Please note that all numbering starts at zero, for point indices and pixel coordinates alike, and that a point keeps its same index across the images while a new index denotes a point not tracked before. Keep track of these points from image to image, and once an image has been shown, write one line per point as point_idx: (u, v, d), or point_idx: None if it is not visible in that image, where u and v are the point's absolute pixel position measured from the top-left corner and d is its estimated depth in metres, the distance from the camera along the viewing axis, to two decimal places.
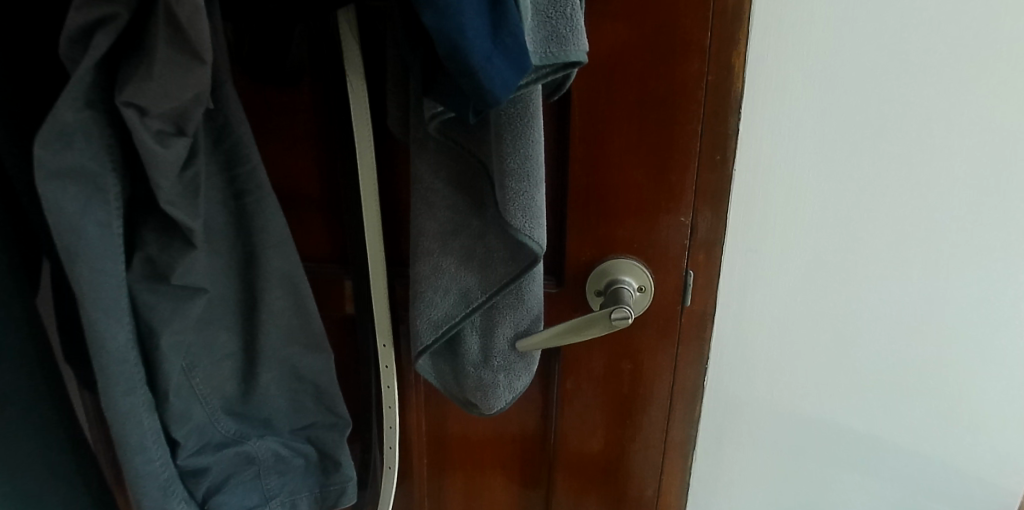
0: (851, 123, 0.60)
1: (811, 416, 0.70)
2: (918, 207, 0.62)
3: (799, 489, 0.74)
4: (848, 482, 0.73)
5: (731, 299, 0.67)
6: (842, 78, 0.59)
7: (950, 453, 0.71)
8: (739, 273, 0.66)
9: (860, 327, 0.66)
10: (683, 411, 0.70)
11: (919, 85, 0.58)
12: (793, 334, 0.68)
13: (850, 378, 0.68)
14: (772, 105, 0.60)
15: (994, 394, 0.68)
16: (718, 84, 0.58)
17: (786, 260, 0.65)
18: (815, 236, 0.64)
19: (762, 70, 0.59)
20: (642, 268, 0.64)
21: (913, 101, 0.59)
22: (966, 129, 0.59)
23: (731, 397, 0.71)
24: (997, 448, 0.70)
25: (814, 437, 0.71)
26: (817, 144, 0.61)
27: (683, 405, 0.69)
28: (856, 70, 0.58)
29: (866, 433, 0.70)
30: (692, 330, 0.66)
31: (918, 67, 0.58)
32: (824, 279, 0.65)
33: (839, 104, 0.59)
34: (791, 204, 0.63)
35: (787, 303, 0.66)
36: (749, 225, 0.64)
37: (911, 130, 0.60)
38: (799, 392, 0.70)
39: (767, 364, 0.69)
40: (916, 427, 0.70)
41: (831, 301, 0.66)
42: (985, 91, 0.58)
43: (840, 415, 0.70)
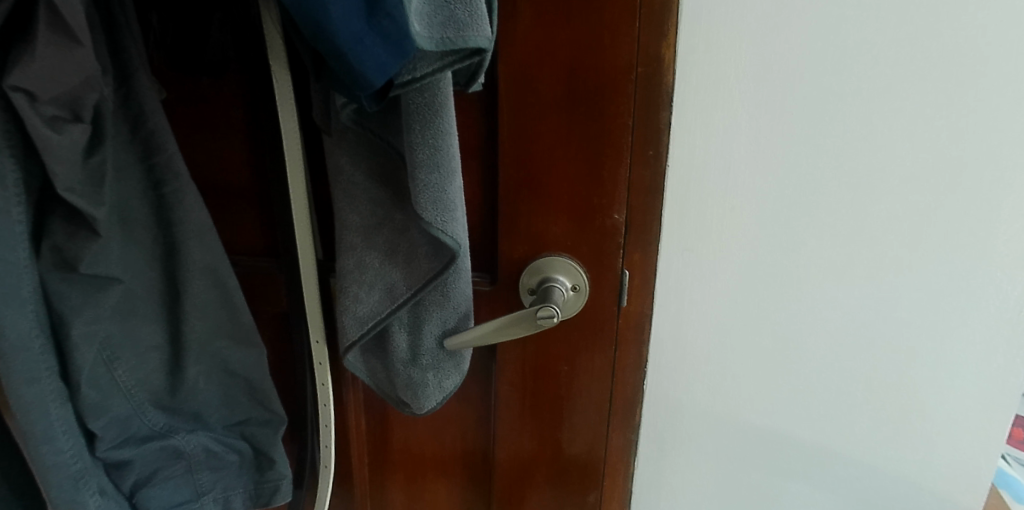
0: (787, 118, 0.57)
1: (755, 423, 0.68)
2: (862, 207, 0.59)
3: (745, 499, 0.72)
4: (794, 492, 0.71)
5: (670, 301, 0.65)
6: (777, 72, 0.56)
7: (899, 464, 0.68)
8: (677, 274, 0.64)
9: (802, 332, 0.64)
10: (623, 414, 0.67)
11: (858, 80, 0.56)
12: (734, 338, 0.65)
13: (793, 385, 0.66)
14: (707, 100, 0.58)
15: (946, 404, 0.65)
16: (649, 76, 0.56)
17: (724, 262, 0.63)
18: (753, 237, 0.61)
19: (695, 62, 0.57)
20: (577, 267, 0.62)
21: (851, 96, 0.56)
22: (911, 125, 0.56)
23: (674, 402, 0.69)
24: (948, 460, 0.67)
25: (759, 446, 0.69)
26: (752, 140, 0.59)
27: (623, 409, 0.67)
28: (792, 63, 0.56)
29: (811, 442, 0.68)
30: (630, 331, 0.64)
31: (856, 61, 0.55)
32: (764, 282, 0.63)
33: (774, 98, 0.57)
34: (726, 203, 0.61)
35: (726, 306, 0.64)
36: (686, 225, 0.62)
37: (851, 127, 0.57)
38: (741, 397, 0.67)
39: (708, 369, 0.67)
40: (862, 437, 0.67)
41: (772, 304, 0.63)
42: (930, 86, 0.55)
43: (785, 423, 0.68)
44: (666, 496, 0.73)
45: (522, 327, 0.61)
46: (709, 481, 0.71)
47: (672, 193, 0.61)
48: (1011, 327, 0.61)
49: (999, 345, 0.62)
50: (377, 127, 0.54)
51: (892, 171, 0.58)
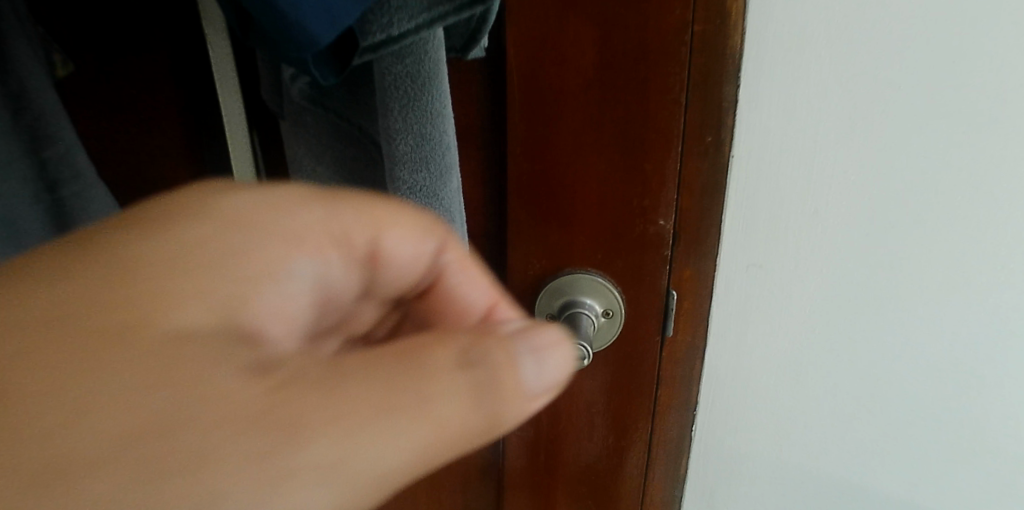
0: (894, 93, 0.42)
1: (830, 486, 0.54)
2: (994, 215, 0.44)
3: None
4: None
5: (728, 332, 0.50)
6: (886, 30, 0.41)
7: None
8: (739, 296, 0.49)
9: (897, 368, 0.50)
10: (662, 470, 0.53)
11: (1000, 41, 0.40)
12: (812, 377, 0.50)
13: (880, 432, 0.52)
14: (785, 68, 0.43)
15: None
16: (710, 37, 0.42)
17: (801, 283, 0.48)
18: (840, 252, 0.47)
19: (774, 16, 0.42)
20: (611, 287, 0.48)
21: (987, 63, 0.41)
22: None
23: (727, 465, 0.53)
24: None
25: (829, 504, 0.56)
26: (847, 122, 0.43)
27: (663, 463, 0.53)
28: (909, 18, 0.40)
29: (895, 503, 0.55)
30: (676, 369, 0.50)
31: (998, 14, 0.40)
32: (851, 310, 0.48)
33: (883, 65, 0.42)
34: (808, 207, 0.46)
35: (803, 336, 0.49)
36: (752, 235, 0.47)
37: (984, 105, 0.42)
38: (816, 449, 0.53)
39: (774, 413, 0.52)
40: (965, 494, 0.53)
41: (860, 338, 0.49)
42: None
43: (866, 483, 0.54)
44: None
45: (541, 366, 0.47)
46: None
47: (736, 194, 0.46)
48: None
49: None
50: (344, 107, 0.40)
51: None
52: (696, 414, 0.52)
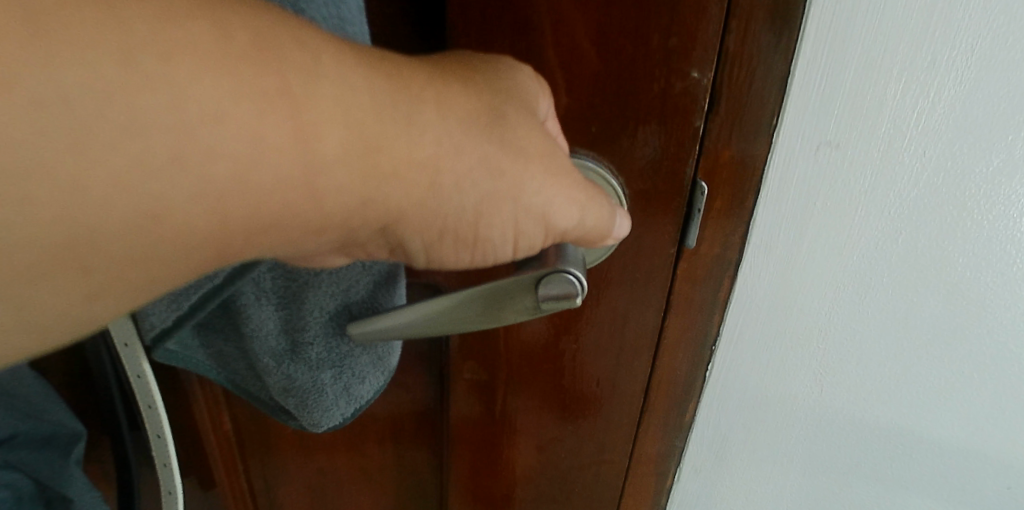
0: None
1: (877, 453, 0.41)
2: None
3: None
4: None
5: (776, 250, 0.33)
6: None
7: None
8: (797, 188, 0.32)
9: (1006, 299, 0.35)
10: (664, 422, 0.39)
11: None
12: (883, 311, 0.35)
13: (965, 384, 0.38)
14: None
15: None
16: None
17: (891, 175, 0.32)
18: (959, 123, 0.30)
19: None
20: (609, 175, 0.31)
21: None
22: None
23: (747, 422, 0.40)
24: None
25: (873, 482, 0.43)
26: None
27: (664, 415, 0.39)
28: None
29: (953, 478, 0.42)
30: (695, 297, 0.34)
31: None
32: (959, 217, 0.32)
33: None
34: (928, 53, 0.29)
35: (881, 252, 0.33)
36: (834, 97, 0.30)
37: None
38: (872, 402, 0.38)
39: (826, 359, 0.37)
40: None
41: (962, 260, 0.34)
42: None
43: (925, 455, 0.41)
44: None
45: (512, 311, 0.29)
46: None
47: (827, 31, 0.28)
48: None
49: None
50: None
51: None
52: (717, 348, 0.37)
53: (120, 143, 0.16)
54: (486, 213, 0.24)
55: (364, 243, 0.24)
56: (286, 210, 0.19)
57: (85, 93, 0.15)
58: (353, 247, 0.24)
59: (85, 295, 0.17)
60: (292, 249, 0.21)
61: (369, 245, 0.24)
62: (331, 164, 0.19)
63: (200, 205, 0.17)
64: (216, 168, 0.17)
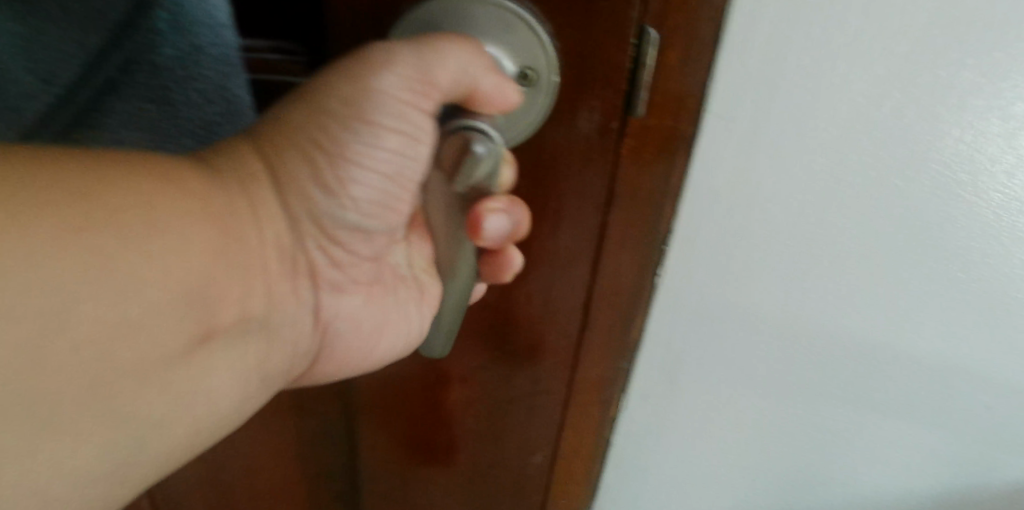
0: None
1: (851, 362, 0.36)
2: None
3: (780, 462, 0.42)
4: (875, 441, 0.41)
5: (739, 120, 0.28)
6: None
7: None
8: (766, 36, 0.25)
9: (1000, 181, 0.30)
10: (609, 339, 0.33)
11: None
12: (858, 198, 0.30)
13: (943, 283, 0.33)
14: None
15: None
16: None
17: (880, 20, 0.25)
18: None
19: None
20: (530, 22, 0.24)
21: None
22: None
23: (707, 333, 0.34)
24: None
25: (846, 398, 0.38)
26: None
27: (609, 331, 0.33)
28: None
29: (924, 394, 0.38)
30: (643, 186, 0.28)
31: None
32: (960, 73, 0.26)
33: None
34: None
35: (860, 123, 0.28)
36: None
37: None
38: (839, 309, 0.34)
39: (792, 258, 0.32)
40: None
41: (959, 128, 0.28)
42: None
43: (902, 361, 0.36)
44: (656, 482, 0.43)
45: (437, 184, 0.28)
46: (728, 452, 0.41)
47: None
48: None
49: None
50: None
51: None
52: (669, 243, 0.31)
53: (125, 254, 0.19)
54: (365, 162, 0.27)
55: (282, 239, 0.28)
56: (212, 259, 0.23)
57: (83, 282, 0.18)
58: (301, 270, 0.29)
59: (79, 443, 0.20)
60: (253, 291, 0.26)
61: (310, 247, 0.29)
62: (210, 196, 0.23)
63: (161, 282, 0.20)
64: (159, 237, 0.20)
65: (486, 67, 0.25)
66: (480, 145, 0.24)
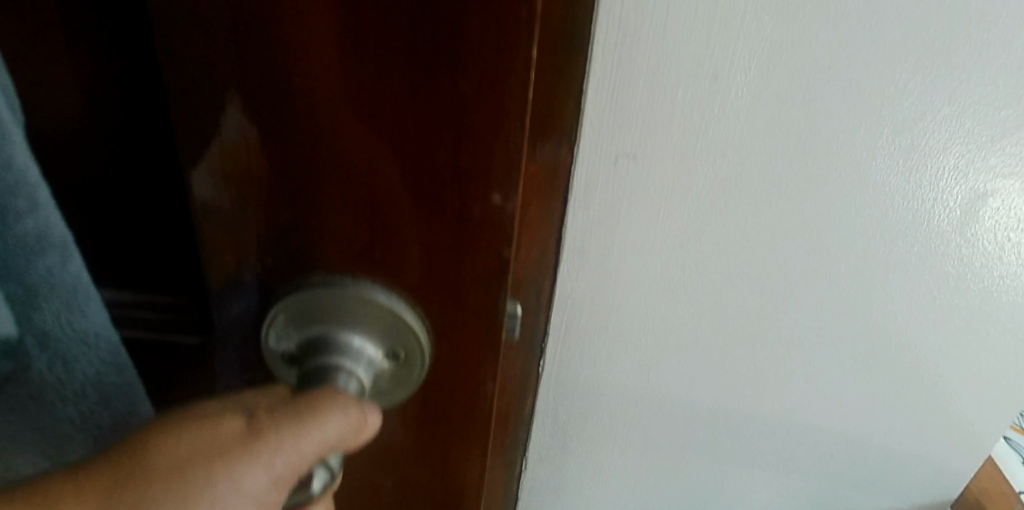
0: None
1: (723, 372, 0.42)
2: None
3: (663, 504, 0.50)
4: (742, 490, 0.50)
5: (589, 249, 0.37)
6: None
7: (889, 460, 0.48)
8: (602, 198, 0.35)
9: (791, 288, 0.39)
10: (516, 371, 0.39)
11: None
12: (687, 299, 0.39)
13: (770, 366, 0.42)
14: None
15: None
16: None
17: (682, 182, 0.35)
18: (763, 48, 0.31)
19: None
20: (400, 313, 0.24)
21: None
22: None
23: (595, 341, 0.41)
24: (953, 450, 0.47)
25: (723, 428, 0.45)
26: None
27: (515, 359, 0.39)
28: None
29: (774, 455, 0.47)
30: (521, 302, 0.36)
31: None
32: (756, 168, 0.35)
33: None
34: (705, 74, 0.32)
35: (682, 250, 0.37)
36: (641, 14, 0.30)
37: None
38: (690, 385, 0.43)
39: (644, 345, 0.41)
40: (854, 429, 0.45)
41: (756, 251, 0.38)
42: None
43: (760, 405, 0.44)
44: None
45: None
46: (617, 500, 0.49)
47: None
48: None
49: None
50: None
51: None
52: (557, 273, 0.37)
53: None
54: None
55: None
56: None
57: None
58: None
59: None
60: None
61: None
62: None
63: None
64: None
65: (352, 412, 0.23)
66: (317, 474, 0.23)
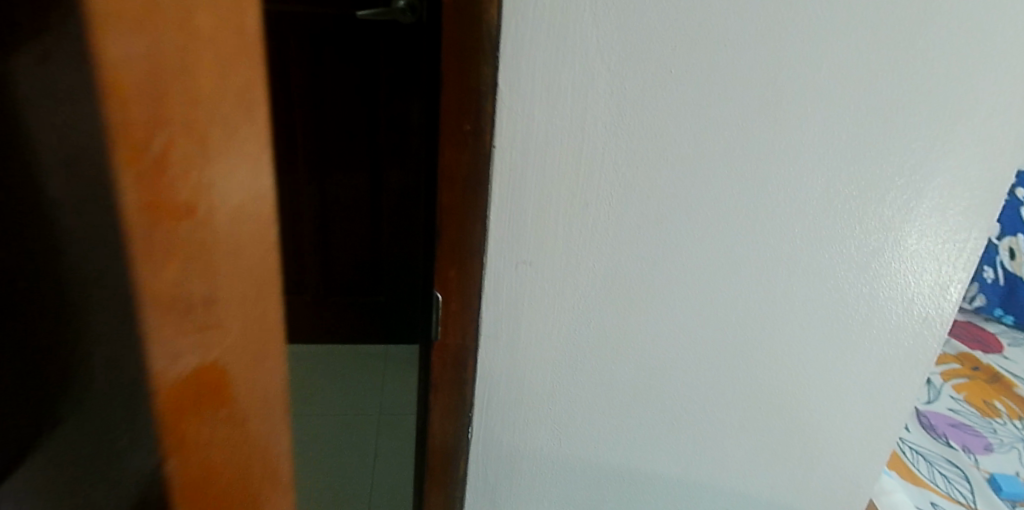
0: (656, 100, 0.39)
1: (623, 430, 0.51)
2: (786, 127, 0.41)
3: None
4: None
5: (502, 335, 0.46)
6: (652, 42, 0.37)
7: (775, 498, 0.56)
8: (509, 294, 0.45)
9: (671, 360, 0.49)
10: (447, 436, 0.48)
11: (750, 61, 0.39)
12: (587, 372, 0.48)
13: (662, 422, 0.51)
14: (546, 77, 0.38)
15: (874, 373, 0.51)
16: (462, 48, 0.35)
17: (570, 283, 0.45)
18: (623, 188, 0.42)
19: (529, 21, 0.36)
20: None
21: (746, 77, 0.39)
22: (824, 111, 0.41)
23: (514, 411, 0.49)
24: (826, 486, 0.57)
25: (629, 478, 0.53)
26: (620, 25, 0.37)
27: (445, 426, 0.47)
28: (665, 37, 0.37)
29: (677, 500, 0.55)
30: (450, 377, 0.45)
31: (752, 36, 0.38)
32: (631, 271, 0.45)
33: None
34: (579, 204, 0.42)
35: (578, 333, 0.47)
36: (527, 167, 0.40)
37: (742, 114, 0.40)
38: (598, 441, 0.51)
39: (556, 410, 0.50)
40: (741, 474, 0.54)
41: (639, 333, 0.47)
42: (835, 70, 0.40)
43: (658, 457, 0.53)
44: None
45: None
46: None
47: (506, 108, 0.38)
48: (957, 265, 0.48)
49: (938, 288, 0.49)
50: None
51: (843, 57, 0.39)
52: (477, 357, 0.46)
53: None
54: None
55: None
56: None
57: None
58: None
59: None
60: None
61: None
62: None
63: None
64: None
65: None
66: None
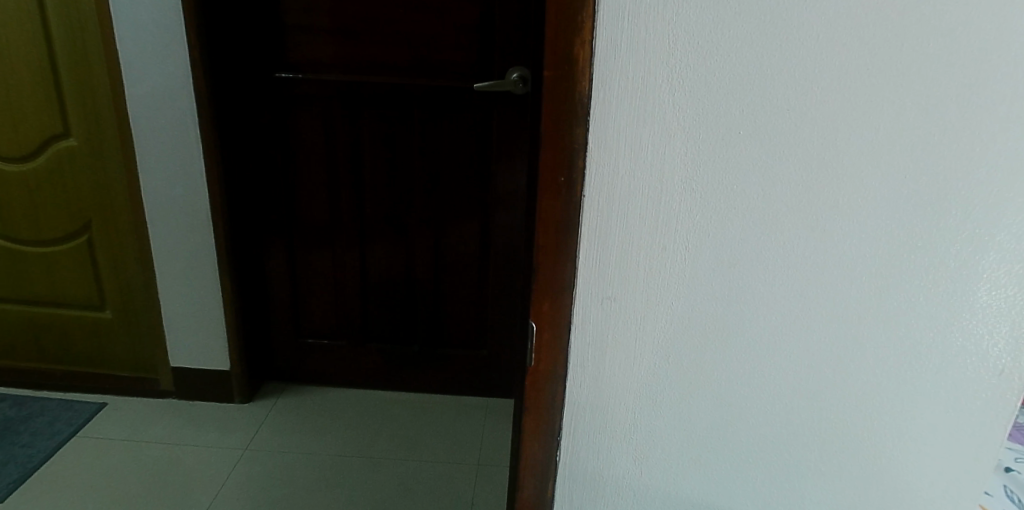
0: (726, 157, 0.45)
1: (700, 465, 0.54)
2: (850, 180, 0.45)
3: None
4: None
5: (588, 366, 0.51)
6: (722, 107, 0.43)
7: None
8: (595, 328, 0.50)
9: (746, 398, 0.52)
10: (538, 457, 0.53)
11: (814, 122, 0.44)
12: (665, 404, 0.52)
13: (739, 460, 0.54)
14: (630, 138, 0.44)
15: (956, 424, 0.52)
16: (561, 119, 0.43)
17: (650, 318, 0.49)
18: (698, 234, 0.47)
19: (617, 93, 0.43)
20: None
21: (811, 137, 0.44)
22: (889, 166, 0.44)
23: (597, 439, 0.53)
24: None
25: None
26: (693, 93, 0.43)
27: (537, 448, 0.53)
28: (734, 102, 0.43)
29: None
30: (542, 401, 0.51)
31: (814, 101, 0.43)
32: (707, 310, 0.49)
33: (720, 14, 0.41)
34: (658, 247, 0.47)
35: (657, 366, 0.51)
36: (613, 215, 0.47)
37: (809, 168, 0.45)
38: (675, 473, 0.55)
39: (636, 440, 0.54)
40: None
41: (716, 369, 0.51)
42: (898, 130, 0.43)
43: (735, 493, 0.55)
44: None
45: None
46: None
47: (595, 163, 0.45)
48: None
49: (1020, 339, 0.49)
50: None
51: (905, 118, 0.43)
52: (566, 384, 0.51)
53: None
54: None
55: None
56: None
57: None
58: None
59: None
60: None
61: None
62: None
63: None
64: None
65: None
66: None
